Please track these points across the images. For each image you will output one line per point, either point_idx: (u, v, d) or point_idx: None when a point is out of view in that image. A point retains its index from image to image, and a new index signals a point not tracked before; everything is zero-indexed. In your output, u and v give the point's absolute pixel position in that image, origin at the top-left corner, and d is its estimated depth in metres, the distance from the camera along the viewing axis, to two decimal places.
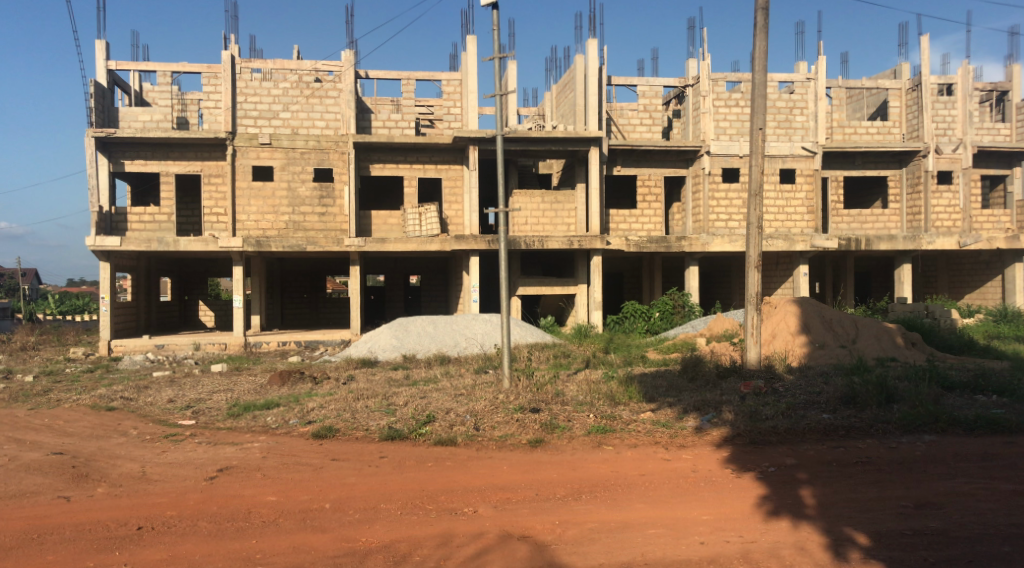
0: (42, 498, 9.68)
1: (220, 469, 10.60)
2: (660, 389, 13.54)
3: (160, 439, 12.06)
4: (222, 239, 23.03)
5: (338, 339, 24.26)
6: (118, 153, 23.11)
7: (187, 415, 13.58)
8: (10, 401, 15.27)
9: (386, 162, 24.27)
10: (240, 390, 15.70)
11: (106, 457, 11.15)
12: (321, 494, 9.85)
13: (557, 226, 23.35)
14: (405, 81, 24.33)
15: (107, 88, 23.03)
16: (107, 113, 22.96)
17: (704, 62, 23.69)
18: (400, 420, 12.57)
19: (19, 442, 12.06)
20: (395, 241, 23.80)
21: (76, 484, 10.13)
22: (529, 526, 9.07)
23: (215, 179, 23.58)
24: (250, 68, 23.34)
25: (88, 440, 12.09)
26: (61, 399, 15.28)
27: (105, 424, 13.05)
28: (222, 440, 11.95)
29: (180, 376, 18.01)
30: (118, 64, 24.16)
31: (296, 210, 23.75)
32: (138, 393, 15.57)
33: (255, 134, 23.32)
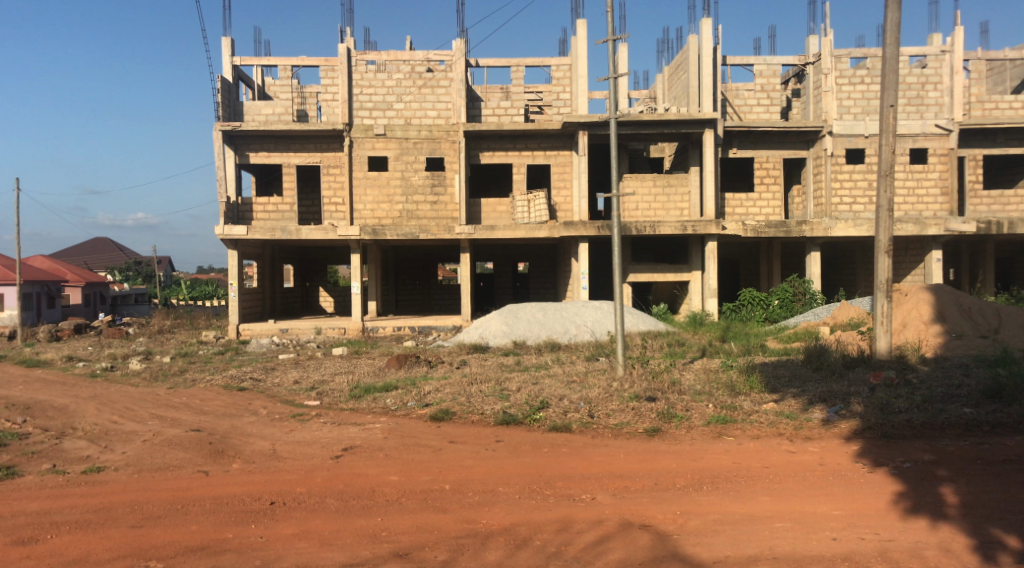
0: (184, 471, 10.23)
1: (344, 448, 10.92)
2: (782, 379, 13.13)
3: (288, 418, 12.55)
4: (341, 227, 23.80)
5: (450, 325, 24.63)
6: (243, 146, 24.09)
7: (312, 396, 14.09)
8: (152, 379, 16.26)
9: (495, 150, 24.43)
10: (360, 372, 16.19)
11: (238, 435, 11.68)
12: (440, 475, 10.01)
13: (670, 211, 22.92)
14: (515, 68, 24.34)
15: (233, 83, 24.02)
16: (233, 107, 23.97)
17: (825, 38, 22.71)
18: (515, 405, 12.66)
19: (162, 418, 12.79)
20: (504, 228, 23.97)
21: (213, 459, 10.65)
22: (649, 514, 8.97)
23: (334, 170, 24.24)
24: (365, 60, 23.86)
25: (222, 418, 12.71)
26: (196, 379, 16.11)
27: (237, 403, 13.69)
28: (345, 421, 12.32)
29: (304, 359, 18.73)
30: (243, 60, 25.21)
31: (409, 199, 24.20)
32: (266, 374, 16.29)
33: (370, 125, 23.84)
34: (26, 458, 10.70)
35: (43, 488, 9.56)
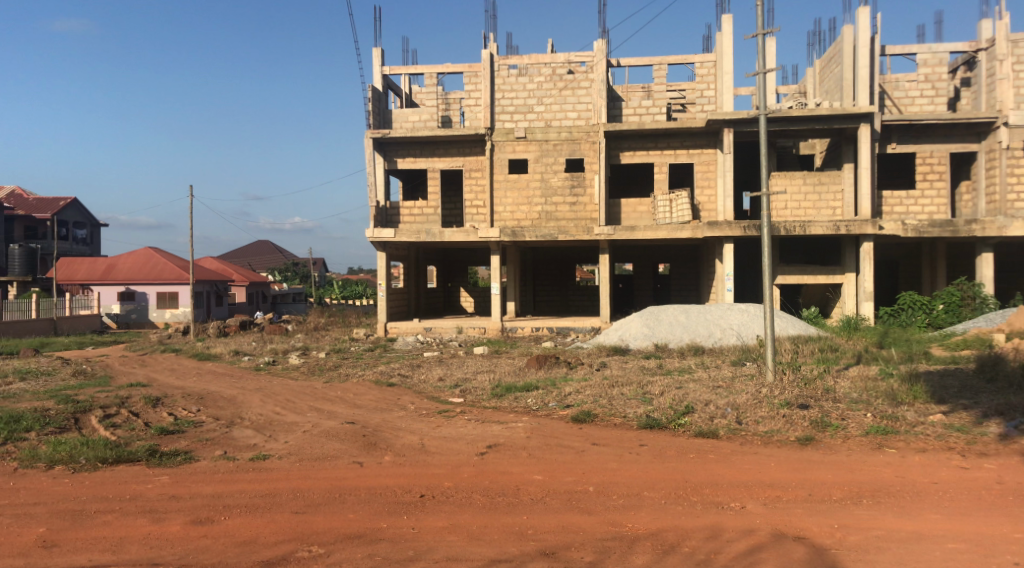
0: (340, 462, 10.65)
1: (489, 446, 11.07)
2: (950, 389, 12.28)
3: (434, 414, 12.86)
4: (481, 230, 24.23)
5: (589, 326, 24.53)
6: (392, 152, 24.91)
7: (456, 393, 14.38)
8: (309, 373, 17.10)
9: (636, 150, 24.09)
10: (502, 371, 16.40)
11: (389, 429, 12.07)
12: (584, 477, 9.96)
13: (821, 210, 21.94)
14: (657, 67, 23.96)
15: (383, 92, 24.92)
16: (382, 115, 24.79)
17: (1001, 21, 21.17)
18: (658, 409, 12.45)
19: (319, 410, 13.40)
20: (645, 229, 23.69)
21: (367, 451, 11.04)
22: (804, 527, 8.59)
23: (475, 173, 24.68)
24: (507, 64, 24.14)
25: (374, 412, 13.18)
26: (348, 374, 16.80)
27: (386, 398, 14.17)
28: (489, 418, 12.49)
29: (448, 357, 19.16)
30: (392, 68, 26.11)
31: (548, 200, 24.29)
32: (413, 371, 16.78)
33: (511, 129, 24.14)
34: (201, 444, 11.44)
35: (215, 471, 10.18)
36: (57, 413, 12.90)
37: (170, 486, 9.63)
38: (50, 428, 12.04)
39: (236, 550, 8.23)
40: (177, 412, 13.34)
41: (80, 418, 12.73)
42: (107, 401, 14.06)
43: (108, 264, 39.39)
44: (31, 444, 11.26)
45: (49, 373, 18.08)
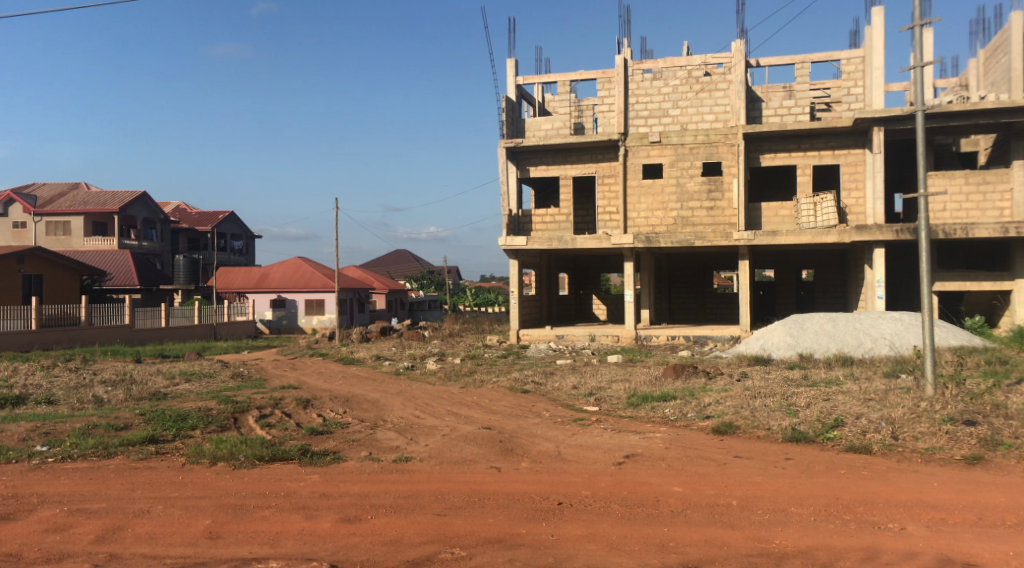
0: (478, 466, 10.74)
1: (627, 455, 10.88)
2: None
3: (570, 422, 12.78)
4: (615, 236, 23.98)
5: (727, 335, 23.80)
6: (525, 160, 25.11)
7: (591, 401, 14.26)
8: (445, 379, 17.39)
9: (777, 151, 23.29)
10: (637, 380, 16.12)
11: (526, 435, 12.09)
12: (727, 490, 9.62)
13: (985, 211, 20.46)
14: (800, 65, 23.00)
15: (516, 102, 25.14)
16: (516, 124, 25.03)
17: None
18: (804, 421, 11.89)
19: (456, 415, 13.60)
20: (787, 234, 22.82)
21: (504, 456, 11.10)
22: (972, 553, 7.97)
23: (609, 180, 24.51)
24: (641, 69, 23.70)
25: (509, 418, 13.24)
26: (484, 380, 16.98)
27: (521, 405, 14.21)
28: (626, 428, 12.29)
29: (582, 365, 19.06)
30: (526, 78, 26.31)
31: (684, 205, 23.78)
32: (547, 379, 16.76)
33: (646, 133, 23.80)
34: (347, 445, 11.82)
35: (361, 472, 10.48)
36: (218, 412, 13.68)
37: (320, 485, 9.98)
38: (212, 426, 12.77)
39: (382, 549, 8.37)
40: (324, 414, 13.86)
41: (238, 418, 13.43)
42: (262, 402, 14.80)
43: (262, 273, 41.72)
44: (195, 441, 11.95)
45: (210, 375, 19.23)
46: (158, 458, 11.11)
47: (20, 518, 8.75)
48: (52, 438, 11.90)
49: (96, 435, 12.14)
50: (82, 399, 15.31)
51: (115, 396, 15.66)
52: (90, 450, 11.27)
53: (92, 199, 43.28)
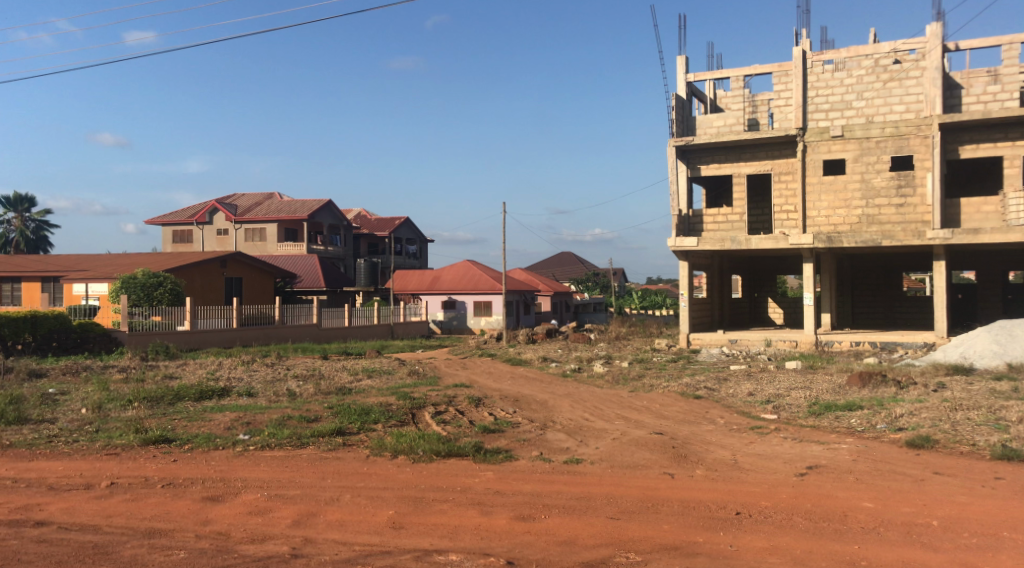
0: (650, 472, 10.58)
1: (810, 467, 10.39)
2: None
3: (747, 430, 12.36)
4: (792, 236, 22.98)
5: (919, 342, 22.20)
6: (695, 159, 24.57)
7: (768, 409, 13.72)
8: (614, 382, 17.29)
9: (978, 142, 21.53)
10: (819, 388, 15.35)
11: (699, 442, 11.81)
12: (925, 509, 8.97)
13: None
14: (1006, 47, 21.15)
15: (687, 100, 24.63)
16: (686, 122, 24.47)
17: None
18: (1016, 438, 10.89)
19: (626, 419, 13.47)
20: (992, 232, 21.05)
21: (678, 462, 10.88)
22: None
23: (786, 177, 23.53)
24: (822, 60, 22.64)
25: (682, 424, 12.97)
26: (654, 384, 16.73)
27: (694, 411, 13.89)
28: (808, 438, 11.72)
29: (757, 371, 18.39)
30: (697, 75, 25.73)
31: (870, 202, 22.39)
32: (720, 384, 16.29)
33: (827, 127, 22.64)
34: (520, 444, 12.00)
35: (535, 471, 10.60)
36: (397, 408, 14.28)
37: (495, 482, 10.17)
38: (392, 421, 13.34)
39: (558, 548, 8.36)
40: (496, 413, 14.15)
41: (416, 414, 13.96)
42: (438, 399, 15.30)
43: (434, 276, 43.51)
44: (377, 435, 12.53)
45: (389, 372, 20.12)
46: (345, 450, 11.73)
47: (226, 499, 9.44)
48: (252, 428, 12.84)
49: (289, 426, 12.99)
50: (277, 392, 16.43)
51: (306, 390, 16.70)
52: (285, 440, 12.07)
53: (283, 207, 46.46)
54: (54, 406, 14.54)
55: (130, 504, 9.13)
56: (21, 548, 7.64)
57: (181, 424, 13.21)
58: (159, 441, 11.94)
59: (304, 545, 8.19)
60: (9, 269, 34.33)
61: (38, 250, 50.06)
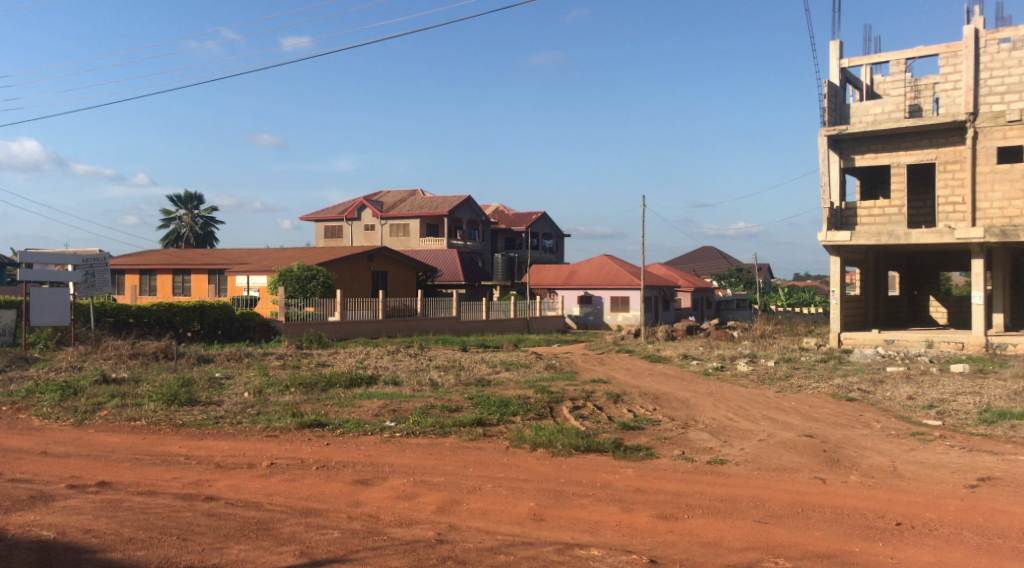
0: (801, 476, 10.16)
1: (981, 478, 9.70)
2: None
3: (907, 436, 11.67)
4: (959, 230, 21.55)
5: None
6: (850, 149, 23.50)
7: (932, 414, 12.88)
8: (759, 382, 16.73)
9: None
10: (989, 394, 14.26)
11: (854, 446, 11.25)
12: None
13: None
14: None
15: (840, 87, 23.45)
16: (839, 110, 23.39)
17: None
18: None
19: (773, 420, 13.01)
20: None
21: (830, 467, 10.40)
22: None
23: (952, 166, 22.01)
24: (997, 39, 21.01)
25: (834, 427, 12.40)
26: (802, 384, 16.07)
27: (847, 414, 13.24)
28: (978, 447, 10.92)
29: (917, 373, 17.32)
30: (852, 60, 24.51)
31: None
32: (875, 387, 15.44)
33: (1001, 112, 21.03)
34: (661, 442, 11.83)
35: (676, 470, 10.41)
36: (536, 401, 14.39)
37: (636, 479, 10.06)
38: (531, 414, 13.45)
39: (703, 549, 8.15)
40: (636, 409, 13.99)
41: (555, 408, 14.01)
42: (576, 393, 15.31)
43: (570, 270, 43.68)
44: (517, 427, 12.67)
45: (527, 365, 20.30)
46: (486, 440, 11.93)
47: (375, 483, 9.78)
48: (398, 416, 13.27)
49: (433, 415, 13.34)
50: (420, 382, 16.91)
51: (447, 380, 17.10)
52: (428, 428, 12.40)
53: (426, 202, 47.71)
54: (219, 389, 15.54)
55: (287, 484, 9.62)
56: (193, 519, 8.18)
57: (332, 409, 13.82)
58: (312, 426, 12.53)
59: (449, 531, 8.36)
60: (180, 262, 36.98)
61: (205, 245, 53.79)
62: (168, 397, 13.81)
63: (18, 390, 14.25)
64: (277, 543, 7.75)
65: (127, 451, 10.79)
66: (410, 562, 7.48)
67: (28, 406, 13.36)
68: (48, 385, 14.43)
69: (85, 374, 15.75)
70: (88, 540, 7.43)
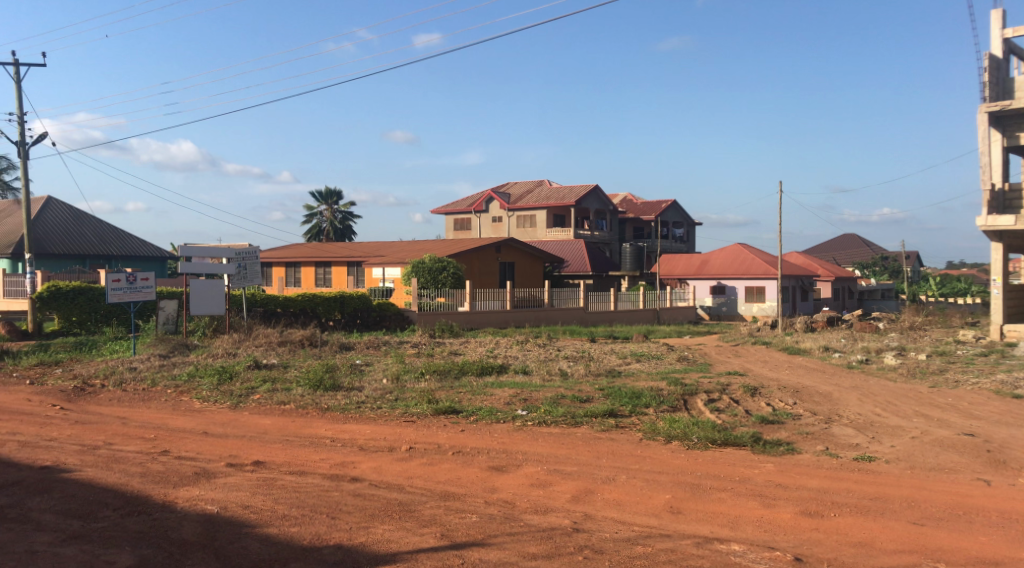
0: (960, 477, 9.60)
1: None
2: None
3: None
4: None
5: None
6: (1014, 126, 21.88)
7: None
8: (911, 376, 15.90)
9: None
10: None
11: (1020, 447, 10.53)
12: None
13: None
14: None
15: (1003, 60, 21.84)
16: (1002, 85, 21.83)
17: None
18: None
19: (927, 417, 12.33)
20: None
21: (994, 469, 9.77)
22: None
23: None
24: None
25: (997, 426, 11.64)
26: (960, 380, 15.16)
27: (1011, 412, 12.39)
28: None
29: None
30: (1016, 30, 22.78)
31: None
32: None
33: None
34: (803, 437, 11.43)
35: (820, 467, 10.05)
36: (669, 393, 14.20)
37: (776, 475, 9.78)
38: (665, 406, 13.28)
39: (853, 550, 7.84)
40: (774, 403, 13.58)
41: (689, 400, 13.79)
42: (710, 386, 15.02)
43: (702, 259, 42.84)
44: (650, 419, 12.55)
45: (659, 357, 20.03)
46: (619, 431, 11.88)
47: (510, 470, 9.94)
48: (529, 404, 13.41)
49: (565, 405, 13.41)
50: (550, 371, 17.03)
51: (577, 370, 17.14)
52: (561, 418, 12.47)
53: (554, 193, 47.83)
54: (359, 376, 16.18)
55: (426, 468, 9.91)
56: (340, 499, 8.57)
57: (466, 397, 14.13)
58: (448, 412, 12.85)
59: (585, 520, 8.39)
60: (321, 255, 38.66)
61: (343, 238, 55.99)
62: (313, 382, 14.50)
63: (180, 374, 15.33)
64: (419, 525, 8.00)
65: (278, 432, 11.40)
66: (548, 549, 7.56)
67: (189, 389, 14.36)
68: (206, 370, 15.46)
69: (238, 360, 16.76)
70: (246, 515, 7.92)
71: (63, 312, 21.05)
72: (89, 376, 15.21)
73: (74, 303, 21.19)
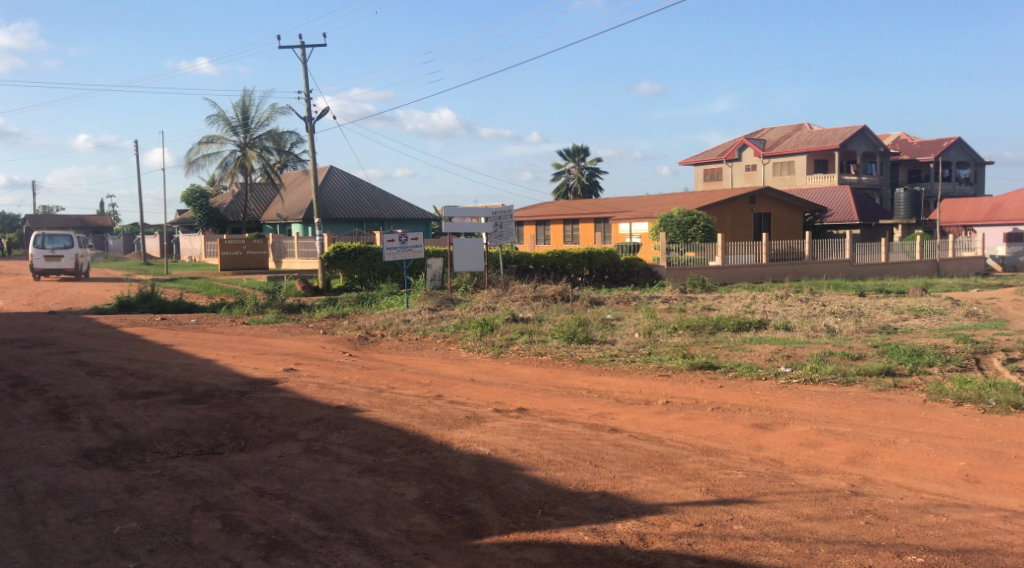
0: None
1: None
2: None
3: None
4: None
5: None
6: None
7: None
8: None
9: None
10: None
11: None
12: None
13: None
14: None
15: None
16: None
17: None
18: None
19: None
20: None
21: None
22: None
23: None
24: None
25: None
26: None
27: None
28: None
29: None
30: None
31: None
32: None
33: None
34: None
35: None
36: (957, 351, 12.91)
37: None
38: (951, 366, 12.08)
39: None
40: None
41: (981, 359, 12.45)
42: (1008, 344, 13.46)
43: (994, 205, 38.44)
44: (934, 378, 11.48)
45: (941, 312, 18.21)
46: (898, 392, 10.96)
47: (776, 429, 9.52)
48: (794, 361, 12.77)
49: (834, 362, 12.63)
50: (815, 327, 16.07)
51: (846, 326, 16.04)
52: (830, 375, 11.75)
53: (814, 137, 44.83)
54: (612, 330, 16.28)
55: (686, 422, 9.76)
56: (602, 448, 8.69)
57: (724, 352, 13.78)
58: (705, 367, 12.58)
59: (865, 484, 7.84)
60: (570, 212, 39.26)
61: (592, 194, 56.43)
62: (568, 334, 14.83)
63: (447, 326, 16.31)
64: (684, 478, 7.91)
65: (538, 382, 11.78)
66: (825, 511, 7.17)
67: (456, 339, 15.27)
68: (470, 322, 16.29)
69: (498, 313, 17.53)
70: (515, 458, 8.26)
71: (346, 270, 23.15)
72: (369, 327, 16.62)
73: (355, 262, 23.22)
